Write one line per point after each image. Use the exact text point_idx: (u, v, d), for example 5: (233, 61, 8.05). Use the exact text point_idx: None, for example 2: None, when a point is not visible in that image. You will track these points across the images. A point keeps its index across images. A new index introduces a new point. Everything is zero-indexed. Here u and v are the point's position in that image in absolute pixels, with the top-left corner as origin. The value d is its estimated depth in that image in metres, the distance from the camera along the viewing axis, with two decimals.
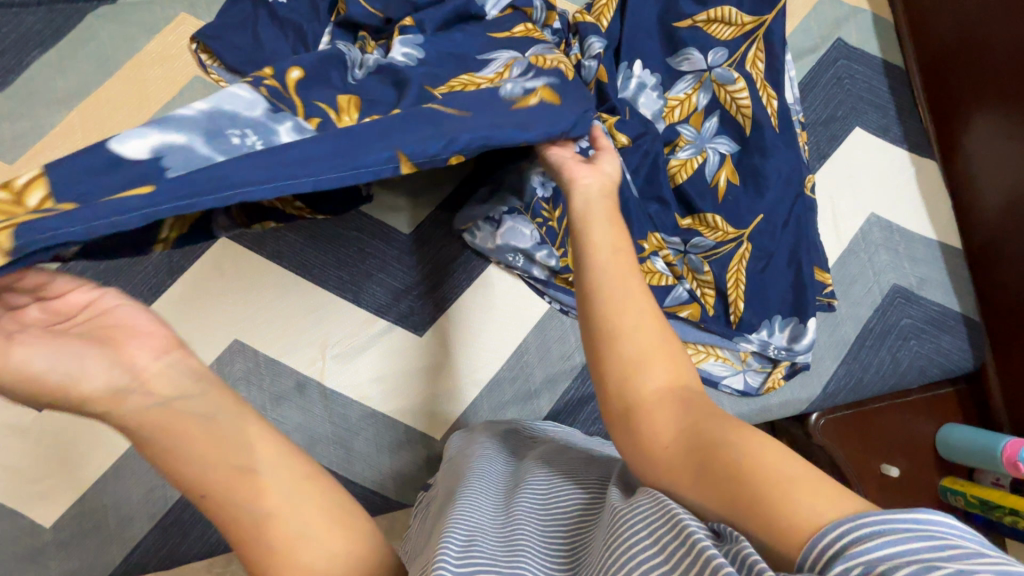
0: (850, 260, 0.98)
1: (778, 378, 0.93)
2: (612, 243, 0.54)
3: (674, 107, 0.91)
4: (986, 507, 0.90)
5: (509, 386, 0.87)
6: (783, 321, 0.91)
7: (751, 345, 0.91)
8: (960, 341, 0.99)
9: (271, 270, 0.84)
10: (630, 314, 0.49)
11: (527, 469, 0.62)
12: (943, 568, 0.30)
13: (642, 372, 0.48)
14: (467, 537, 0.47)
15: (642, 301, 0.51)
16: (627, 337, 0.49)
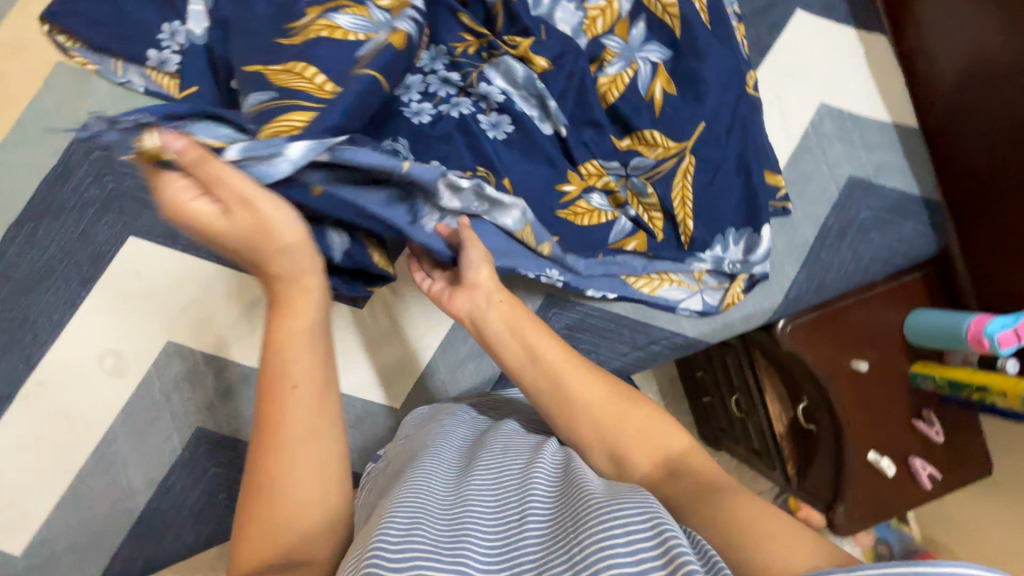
0: (803, 157, 0.92)
1: (737, 292, 0.90)
2: (549, 346, 0.63)
3: (596, 17, 0.83)
4: (955, 389, 0.90)
5: (462, 343, 0.84)
6: (736, 233, 0.87)
7: (705, 263, 0.87)
8: (922, 225, 0.95)
9: (192, 264, 0.79)
10: (610, 409, 0.59)
11: (485, 442, 0.58)
12: None
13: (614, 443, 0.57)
14: (413, 515, 0.43)
15: (592, 389, 0.60)
16: (590, 429, 0.58)
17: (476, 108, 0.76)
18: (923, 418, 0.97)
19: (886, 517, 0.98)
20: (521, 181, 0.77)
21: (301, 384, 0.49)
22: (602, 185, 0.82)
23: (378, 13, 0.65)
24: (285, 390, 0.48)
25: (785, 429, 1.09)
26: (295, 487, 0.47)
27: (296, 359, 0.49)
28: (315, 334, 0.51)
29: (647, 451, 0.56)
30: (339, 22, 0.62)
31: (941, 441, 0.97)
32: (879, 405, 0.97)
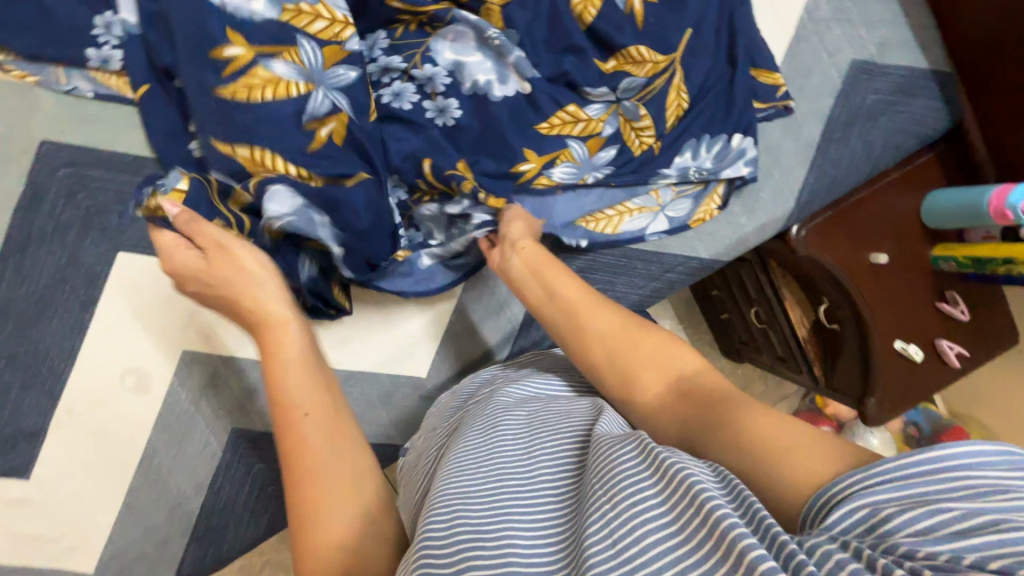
0: (801, 49, 0.86)
1: (710, 207, 0.84)
2: (574, 289, 0.65)
3: None
4: (980, 265, 0.87)
5: (479, 303, 0.83)
6: (710, 139, 0.81)
7: (670, 178, 0.81)
8: (935, 101, 0.88)
9: None
10: (631, 351, 0.60)
11: (506, 412, 0.62)
12: (950, 510, 0.33)
13: (636, 386, 0.58)
14: (452, 509, 0.48)
15: (613, 326, 0.61)
16: (606, 365, 0.60)
17: (421, 94, 0.73)
18: (947, 299, 0.96)
19: (917, 401, 0.99)
20: (477, 166, 0.74)
21: (312, 411, 0.53)
22: (575, 127, 0.77)
23: (308, 47, 0.66)
24: (297, 419, 0.53)
25: (808, 332, 1.09)
26: (332, 502, 0.51)
27: (298, 391, 0.54)
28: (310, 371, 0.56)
29: (660, 372, 0.58)
30: (277, 72, 0.64)
31: (967, 319, 0.97)
32: (902, 295, 0.96)
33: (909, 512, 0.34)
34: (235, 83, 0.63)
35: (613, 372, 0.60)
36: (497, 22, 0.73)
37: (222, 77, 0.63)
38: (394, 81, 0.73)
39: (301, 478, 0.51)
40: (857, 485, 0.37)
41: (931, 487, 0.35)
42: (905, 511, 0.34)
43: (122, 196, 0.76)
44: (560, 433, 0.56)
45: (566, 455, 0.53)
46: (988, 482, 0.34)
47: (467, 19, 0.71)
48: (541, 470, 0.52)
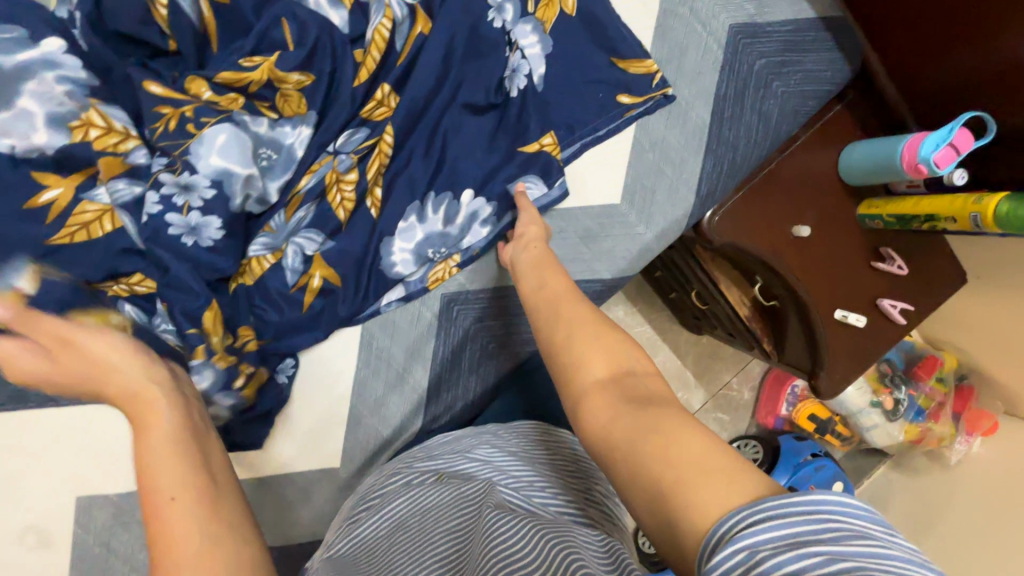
0: (671, 26, 0.76)
1: (449, 268, 0.74)
2: (543, 289, 0.63)
3: None
4: (906, 222, 0.80)
5: (376, 377, 0.77)
6: (437, 199, 0.73)
7: (409, 244, 0.73)
8: (828, 52, 0.79)
9: (68, 413, 0.74)
10: (592, 340, 0.53)
11: (404, 521, 0.63)
12: (820, 565, 0.31)
13: (584, 369, 0.51)
14: None
15: (585, 311, 0.58)
16: (563, 351, 0.54)
17: (166, 205, 0.63)
18: (882, 256, 0.90)
19: (870, 364, 0.94)
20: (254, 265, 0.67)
21: (181, 493, 0.43)
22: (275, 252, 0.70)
23: (136, 153, 0.64)
24: (165, 504, 0.42)
25: (750, 311, 1.02)
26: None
27: (168, 467, 0.44)
28: (188, 444, 0.47)
29: (610, 361, 0.51)
30: (121, 194, 0.63)
31: (906, 274, 0.91)
32: (835, 262, 0.89)
33: (781, 559, 0.32)
34: (66, 226, 0.61)
35: (562, 360, 0.53)
36: (299, 106, 0.68)
37: (47, 225, 0.61)
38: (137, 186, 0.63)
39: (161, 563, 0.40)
40: (734, 521, 0.34)
41: (801, 527, 0.33)
42: (779, 556, 0.32)
43: None
44: (458, 524, 0.60)
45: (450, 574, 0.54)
46: (851, 526, 0.33)
47: (248, 128, 0.65)
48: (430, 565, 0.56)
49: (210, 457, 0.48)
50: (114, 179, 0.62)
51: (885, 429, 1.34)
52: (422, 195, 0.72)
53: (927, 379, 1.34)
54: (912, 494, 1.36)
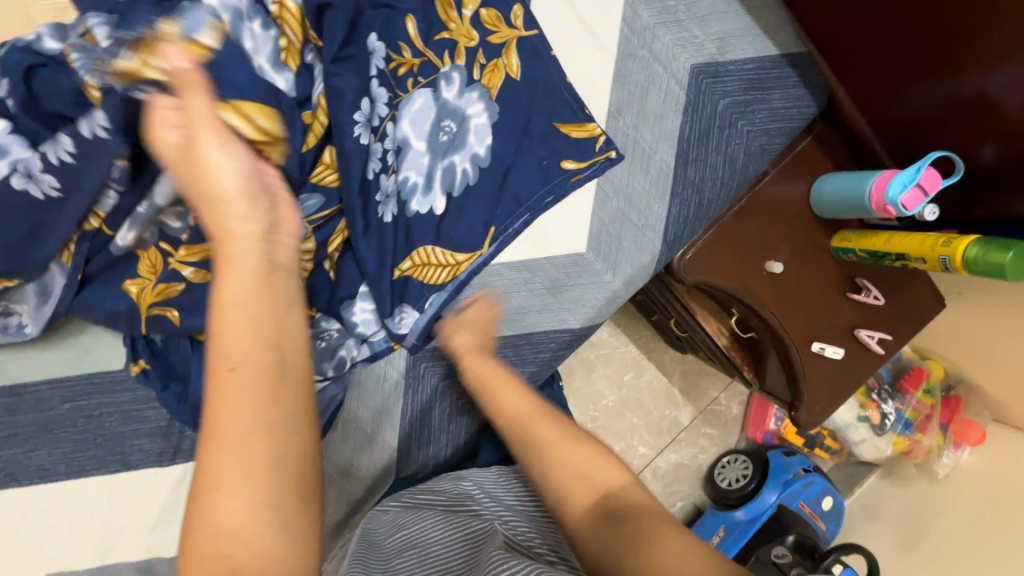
0: (630, 69, 0.74)
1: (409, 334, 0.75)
2: (518, 401, 0.67)
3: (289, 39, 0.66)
4: (878, 257, 0.78)
5: (344, 441, 0.76)
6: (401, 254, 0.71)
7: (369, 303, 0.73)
8: (793, 88, 0.77)
9: (25, 495, 0.71)
10: (568, 460, 0.60)
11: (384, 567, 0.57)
12: None
13: (564, 504, 0.58)
14: None
15: (549, 420, 0.64)
16: (551, 468, 0.60)
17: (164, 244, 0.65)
18: (858, 287, 0.89)
19: (850, 394, 0.93)
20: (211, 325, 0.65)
21: (241, 364, 0.44)
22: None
23: (105, 200, 0.61)
24: (225, 376, 0.43)
25: (729, 341, 1.00)
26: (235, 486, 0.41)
27: (230, 337, 0.44)
28: (261, 314, 0.46)
29: (585, 486, 0.58)
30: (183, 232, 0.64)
31: (883, 303, 0.89)
32: (810, 294, 0.88)
33: None
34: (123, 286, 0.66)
35: (546, 487, 0.60)
36: None
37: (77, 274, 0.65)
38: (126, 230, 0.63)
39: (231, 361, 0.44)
40: None
41: None
42: None
43: None
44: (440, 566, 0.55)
45: None
46: None
47: None
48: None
49: (282, 332, 0.47)
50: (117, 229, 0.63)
51: (873, 443, 1.34)
52: (381, 252, 0.71)
53: (914, 391, 1.33)
54: (902, 506, 1.35)
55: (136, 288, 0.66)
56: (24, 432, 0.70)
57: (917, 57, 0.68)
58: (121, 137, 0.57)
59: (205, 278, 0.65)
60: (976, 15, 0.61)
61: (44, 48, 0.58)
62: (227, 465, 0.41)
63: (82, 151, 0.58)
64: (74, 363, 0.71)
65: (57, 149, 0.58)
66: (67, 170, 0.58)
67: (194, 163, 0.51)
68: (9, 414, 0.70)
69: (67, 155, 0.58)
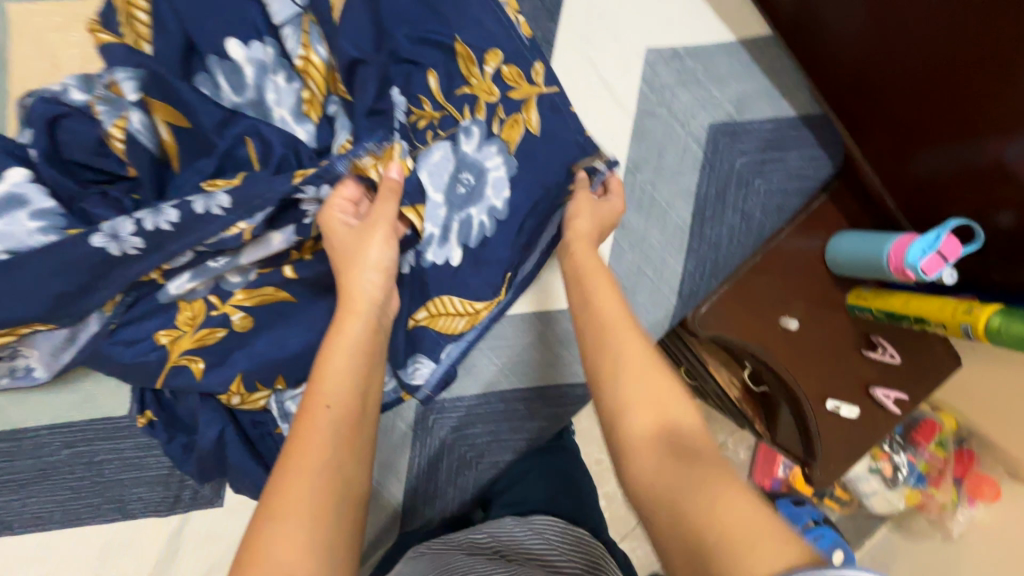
0: (649, 127, 0.74)
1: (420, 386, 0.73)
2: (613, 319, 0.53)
3: (312, 91, 0.65)
4: (899, 320, 0.76)
5: (383, 499, 0.74)
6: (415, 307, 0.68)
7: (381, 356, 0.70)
8: (811, 148, 0.77)
9: (17, 543, 0.68)
10: (651, 389, 0.46)
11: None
12: None
13: (626, 413, 0.45)
14: None
15: (641, 345, 0.50)
16: (613, 378, 0.48)
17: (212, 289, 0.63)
18: (873, 344, 0.87)
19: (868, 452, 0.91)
20: (218, 376, 0.63)
21: (334, 404, 0.47)
22: (268, 393, 0.66)
23: (181, 256, 0.59)
24: (320, 411, 0.46)
25: (741, 393, 0.97)
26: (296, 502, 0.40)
27: (332, 378, 0.48)
28: (360, 370, 0.51)
29: (655, 410, 0.44)
30: (232, 281, 0.63)
31: (899, 362, 0.88)
32: (824, 351, 0.87)
33: None
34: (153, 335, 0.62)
35: (605, 382, 0.48)
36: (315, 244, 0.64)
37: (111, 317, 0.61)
38: (189, 280, 0.61)
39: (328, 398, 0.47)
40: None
41: None
42: None
43: None
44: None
45: None
46: None
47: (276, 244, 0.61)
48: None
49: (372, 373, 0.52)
50: (174, 274, 0.61)
51: (884, 496, 1.32)
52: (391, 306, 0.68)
53: (926, 445, 1.30)
54: (912, 562, 1.31)
55: (168, 339, 0.62)
56: (21, 478, 0.68)
57: (933, 119, 0.68)
58: (239, 218, 0.56)
59: (249, 325, 0.64)
60: (990, 92, 0.61)
61: (69, 100, 0.58)
62: (294, 483, 0.42)
63: (188, 223, 0.55)
64: (75, 408, 0.68)
65: (155, 218, 0.55)
66: (158, 237, 0.55)
67: (345, 234, 0.57)
68: (6, 460, 0.67)
69: (166, 225, 0.55)
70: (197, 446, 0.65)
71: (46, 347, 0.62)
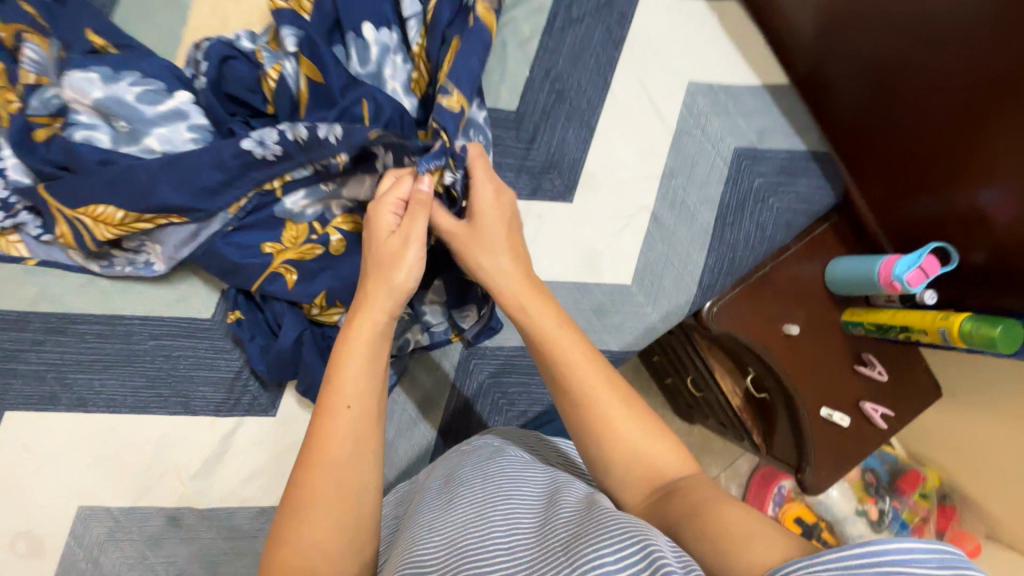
0: (685, 142, 0.89)
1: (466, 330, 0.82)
2: (569, 343, 0.65)
3: (421, 74, 0.80)
4: (886, 331, 0.88)
5: (413, 431, 0.81)
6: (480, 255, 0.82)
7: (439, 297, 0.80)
8: (815, 179, 0.94)
9: (85, 421, 0.75)
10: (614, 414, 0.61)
11: (460, 491, 0.64)
12: None
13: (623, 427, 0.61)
14: None
15: (600, 373, 0.64)
16: (596, 406, 0.62)
17: (315, 212, 0.76)
18: (864, 361, 0.98)
19: (854, 464, 0.99)
20: (311, 285, 0.75)
21: (353, 403, 0.58)
22: (343, 311, 0.77)
23: (300, 171, 0.72)
24: (343, 410, 0.58)
25: (741, 400, 1.07)
26: (320, 500, 0.53)
27: (348, 382, 0.59)
28: (376, 369, 0.62)
29: (632, 450, 0.60)
30: (333, 209, 0.76)
31: (886, 380, 0.98)
32: (820, 361, 0.97)
33: None
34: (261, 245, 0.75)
35: (589, 410, 0.62)
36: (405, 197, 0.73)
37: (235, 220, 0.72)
38: (300, 196, 0.74)
39: (341, 404, 0.58)
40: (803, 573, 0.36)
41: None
42: None
43: (6, 353, 0.73)
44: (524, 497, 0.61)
45: (525, 534, 0.55)
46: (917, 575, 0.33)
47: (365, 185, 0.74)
48: (499, 525, 0.56)
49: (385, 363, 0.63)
50: (291, 190, 0.74)
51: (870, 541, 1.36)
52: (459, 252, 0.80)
53: (909, 493, 1.35)
54: None
55: (273, 249, 0.75)
56: (105, 361, 0.75)
57: (926, 171, 0.83)
58: (342, 150, 0.67)
59: (341, 250, 0.76)
60: (961, 150, 0.77)
61: (239, 46, 0.73)
62: (318, 475, 0.54)
63: (311, 143, 0.68)
64: (168, 304, 0.77)
65: (293, 128, 0.67)
66: (292, 147, 0.68)
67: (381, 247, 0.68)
68: (97, 341, 0.75)
69: (297, 139, 0.68)
70: (275, 346, 0.75)
71: (171, 241, 0.73)
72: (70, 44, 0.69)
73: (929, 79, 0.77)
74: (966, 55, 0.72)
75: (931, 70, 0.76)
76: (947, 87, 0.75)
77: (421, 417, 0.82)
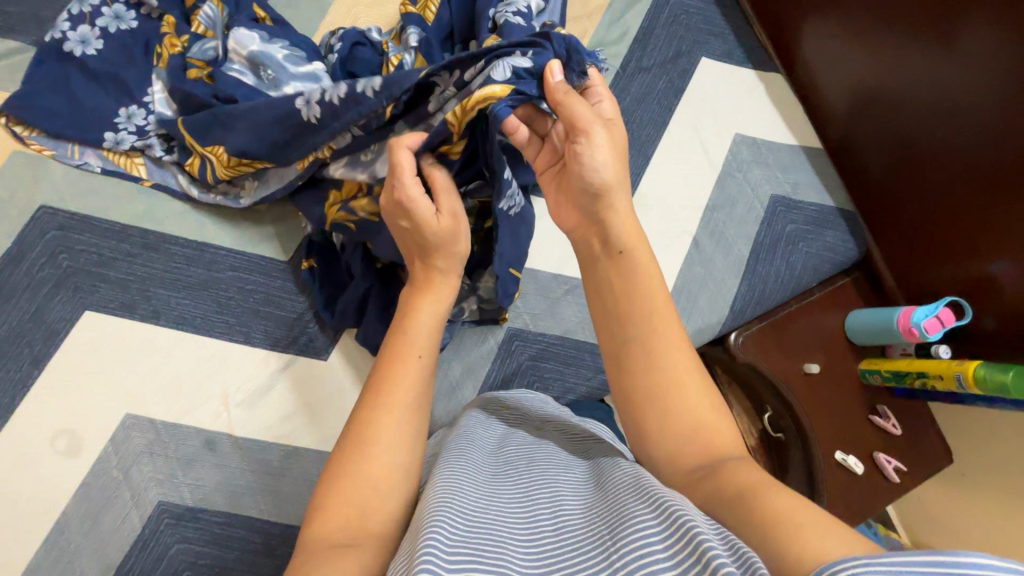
0: (728, 181, 1.01)
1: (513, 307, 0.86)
2: (653, 291, 0.56)
3: None
4: (900, 379, 0.94)
5: (452, 397, 0.85)
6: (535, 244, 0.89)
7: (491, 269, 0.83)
8: (842, 234, 1.05)
9: (153, 333, 0.80)
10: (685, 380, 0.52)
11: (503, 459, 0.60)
12: None
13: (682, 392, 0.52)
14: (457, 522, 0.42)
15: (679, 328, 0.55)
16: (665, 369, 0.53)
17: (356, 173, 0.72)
18: (879, 412, 1.01)
19: (863, 517, 0.97)
20: None
21: (426, 354, 0.56)
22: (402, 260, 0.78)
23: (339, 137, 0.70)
24: (416, 359, 0.55)
25: (757, 441, 1.11)
26: (380, 444, 0.49)
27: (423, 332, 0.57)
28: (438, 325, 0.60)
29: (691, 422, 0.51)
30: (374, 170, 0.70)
31: (899, 434, 1.00)
32: (836, 405, 1.00)
33: None
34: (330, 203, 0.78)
35: (654, 382, 0.53)
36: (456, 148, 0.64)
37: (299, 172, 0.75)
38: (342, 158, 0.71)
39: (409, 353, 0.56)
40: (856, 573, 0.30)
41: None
42: None
43: (102, 259, 0.80)
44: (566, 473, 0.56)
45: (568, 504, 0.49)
46: None
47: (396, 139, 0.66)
48: (539, 498, 0.50)
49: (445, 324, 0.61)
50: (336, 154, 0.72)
51: None
52: None
53: None
54: None
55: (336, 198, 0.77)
56: (186, 281, 0.82)
57: (941, 241, 0.92)
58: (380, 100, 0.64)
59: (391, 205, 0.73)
60: (981, 224, 0.85)
61: (369, 36, 0.87)
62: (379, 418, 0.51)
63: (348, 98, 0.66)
64: (254, 242, 0.85)
65: (334, 91, 0.67)
66: (332, 107, 0.68)
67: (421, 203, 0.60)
68: (182, 263, 0.82)
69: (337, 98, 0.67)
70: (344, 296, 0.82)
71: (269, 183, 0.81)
72: (236, 14, 0.83)
73: (943, 159, 0.88)
74: (973, 142, 0.83)
75: (946, 154, 0.87)
76: (973, 167, 0.84)
77: (460, 386, 0.86)
